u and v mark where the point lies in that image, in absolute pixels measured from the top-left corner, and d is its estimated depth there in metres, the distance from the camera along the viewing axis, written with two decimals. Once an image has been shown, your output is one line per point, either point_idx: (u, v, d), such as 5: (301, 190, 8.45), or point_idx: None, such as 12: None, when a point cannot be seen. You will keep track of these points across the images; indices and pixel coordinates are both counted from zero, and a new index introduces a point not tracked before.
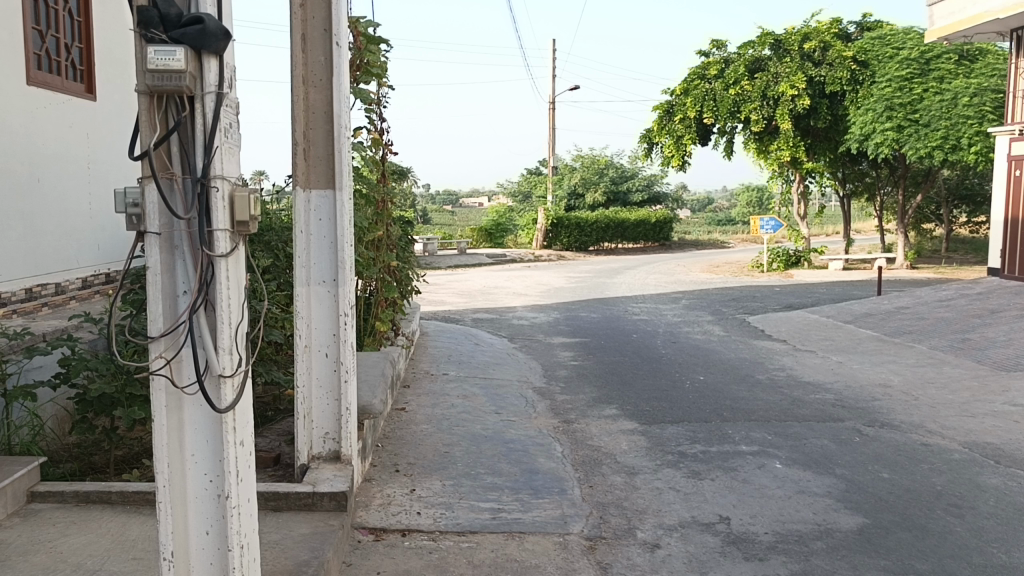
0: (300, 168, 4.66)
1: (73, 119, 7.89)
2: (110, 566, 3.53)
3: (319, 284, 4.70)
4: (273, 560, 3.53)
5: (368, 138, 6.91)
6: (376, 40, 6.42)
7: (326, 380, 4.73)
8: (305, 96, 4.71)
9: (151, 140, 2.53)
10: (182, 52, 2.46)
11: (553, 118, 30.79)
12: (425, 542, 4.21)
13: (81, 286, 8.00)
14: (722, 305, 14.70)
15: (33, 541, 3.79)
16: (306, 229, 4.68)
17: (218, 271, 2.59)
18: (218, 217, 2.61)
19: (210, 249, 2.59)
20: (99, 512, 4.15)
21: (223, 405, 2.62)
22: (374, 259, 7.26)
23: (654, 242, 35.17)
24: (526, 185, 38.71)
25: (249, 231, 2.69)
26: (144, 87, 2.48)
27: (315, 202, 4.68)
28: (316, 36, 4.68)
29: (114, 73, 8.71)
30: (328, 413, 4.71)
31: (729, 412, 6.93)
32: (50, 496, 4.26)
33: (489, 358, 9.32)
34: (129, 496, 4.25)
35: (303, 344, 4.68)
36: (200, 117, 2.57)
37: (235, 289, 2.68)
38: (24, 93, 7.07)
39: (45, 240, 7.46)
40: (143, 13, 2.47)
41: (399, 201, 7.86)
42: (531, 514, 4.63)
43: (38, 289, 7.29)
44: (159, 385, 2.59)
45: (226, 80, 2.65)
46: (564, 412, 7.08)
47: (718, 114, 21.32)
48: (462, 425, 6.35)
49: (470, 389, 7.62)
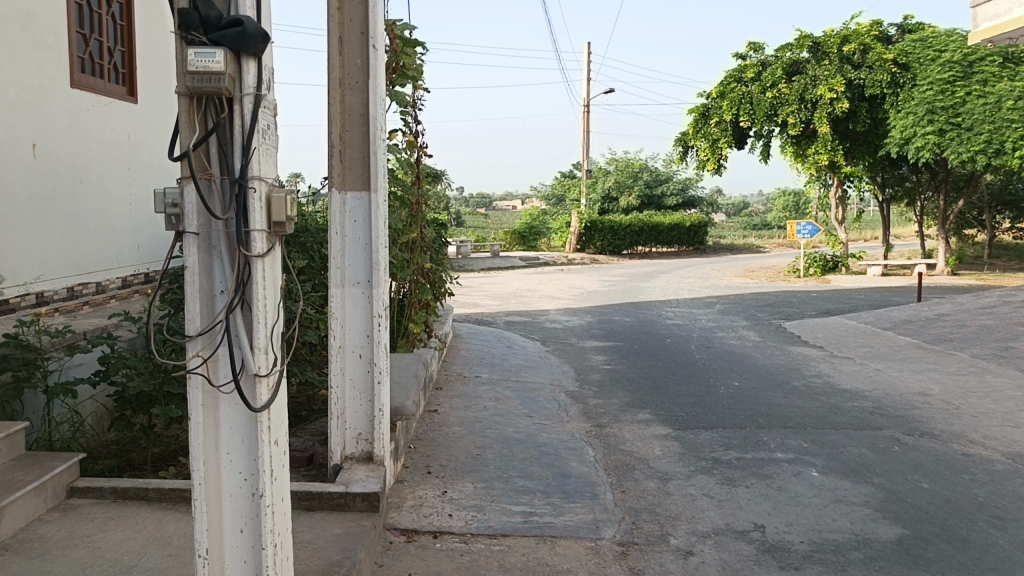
0: (336, 169, 4.69)
1: (116, 122, 8.05)
2: (146, 563, 3.57)
3: (354, 285, 4.73)
4: (306, 559, 3.55)
5: (403, 140, 6.94)
6: (412, 42, 6.46)
7: (360, 381, 4.75)
8: (342, 99, 4.76)
9: (191, 141, 2.56)
10: (222, 54, 2.49)
11: (587, 122, 30.70)
12: (457, 544, 4.21)
13: (121, 285, 8.17)
14: (758, 310, 14.53)
15: (72, 536, 3.85)
16: (341, 230, 4.70)
17: (254, 271, 2.62)
18: (255, 217, 2.62)
19: (247, 248, 2.62)
20: (137, 508, 4.21)
21: (259, 405, 2.64)
22: (408, 261, 7.30)
23: (688, 246, 34.93)
24: (559, 188, 38.65)
25: (285, 231, 2.70)
26: (184, 88, 2.51)
27: (351, 204, 4.71)
28: (354, 39, 4.70)
29: (155, 76, 8.86)
30: (362, 414, 4.73)
31: (765, 419, 6.85)
32: (89, 492, 4.33)
33: (522, 362, 9.29)
34: (166, 494, 4.30)
35: (337, 344, 4.70)
36: (239, 119, 2.60)
37: (272, 289, 2.70)
38: (69, 96, 7.24)
39: (88, 242, 7.61)
40: (184, 16, 2.50)
41: (434, 204, 7.89)
42: (563, 518, 4.61)
43: (80, 288, 7.47)
44: (196, 383, 2.61)
45: (265, 83, 2.67)
46: (596, 416, 7.04)
47: (755, 116, 21.08)
48: (495, 428, 6.35)
49: (502, 392, 7.62)
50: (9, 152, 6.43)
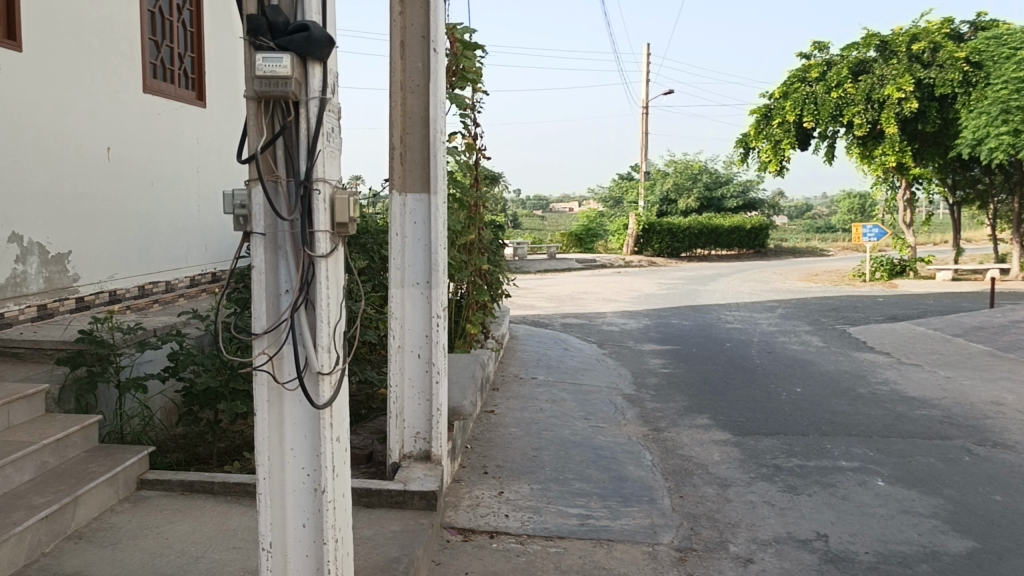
0: (397, 171, 4.75)
1: (186, 125, 8.30)
2: (212, 554, 3.67)
3: (413, 285, 4.78)
4: (365, 555, 3.60)
5: (462, 143, 6.99)
6: (473, 45, 6.49)
7: (419, 381, 4.81)
8: (403, 102, 4.82)
9: (258, 144, 2.63)
10: (289, 59, 2.55)
11: (646, 124, 30.46)
12: (513, 545, 4.22)
13: (189, 284, 8.42)
14: (821, 315, 14.20)
15: (142, 526, 3.98)
16: (401, 231, 4.76)
17: (318, 271, 2.67)
18: (319, 218, 2.67)
19: (311, 249, 2.67)
20: (203, 501, 4.33)
21: (322, 402, 2.69)
22: (465, 262, 7.35)
23: (749, 249, 34.35)
24: (617, 190, 38.43)
25: (348, 232, 2.75)
26: (252, 92, 2.58)
27: (411, 206, 4.76)
28: (415, 43, 4.76)
29: (224, 81, 9.11)
30: (420, 414, 4.78)
31: (828, 426, 6.69)
32: (158, 484, 4.47)
33: (579, 364, 9.27)
34: (231, 487, 4.41)
35: (397, 344, 4.76)
36: (304, 122, 2.65)
37: (335, 289, 2.75)
38: (141, 100, 7.49)
39: (159, 242, 7.86)
40: (252, 22, 2.55)
41: (492, 206, 7.93)
42: (620, 522, 4.58)
43: (150, 286, 7.71)
44: (261, 380, 2.68)
45: (330, 86, 2.72)
46: (654, 420, 6.98)
47: (819, 117, 20.63)
48: (552, 430, 6.35)
49: (559, 394, 7.60)
50: (85, 155, 6.68)
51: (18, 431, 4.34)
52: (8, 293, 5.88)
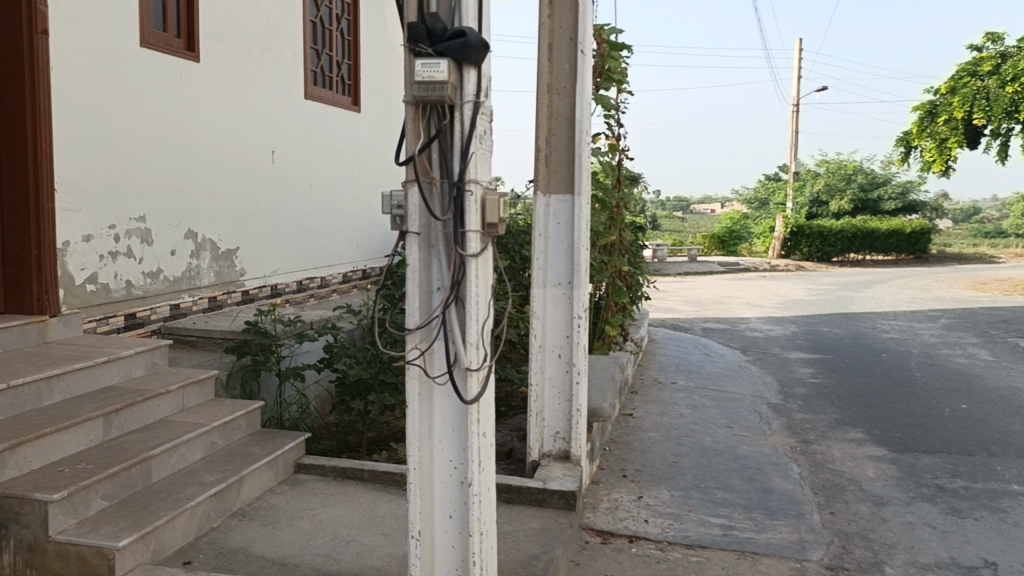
0: (541, 173, 4.80)
1: (342, 129, 8.72)
2: (362, 538, 3.85)
3: (556, 286, 4.81)
4: (506, 550, 3.67)
5: (606, 144, 6.97)
6: (619, 46, 6.46)
7: (559, 381, 4.84)
8: (549, 104, 4.85)
9: (415, 147, 2.73)
10: (446, 64, 2.63)
11: (796, 122, 29.26)
12: (653, 551, 4.17)
13: (342, 280, 8.84)
14: (991, 326, 13.15)
15: (299, 508, 4.22)
16: (545, 232, 4.80)
17: (469, 270, 2.73)
18: (471, 219, 2.74)
19: (462, 248, 2.74)
20: (354, 488, 4.54)
21: (470, 397, 2.76)
22: (607, 263, 7.32)
23: (908, 255, 32.29)
24: (763, 192, 37.13)
25: (498, 232, 2.80)
26: (411, 97, 2.69)
27: (555, 207, 4.80)
28: (563, 45, 4.79)
29: (378, 86, 9.50)
30: (560, 413, 4.81)
31: (999, 447, 6.19)
32: (313, 469, 4.73)
33: (722, 370, 9.03)
34: (379, 476, 4.60)
35: (539, 343, 4.80)
36: (459, 125, 2.73)
37: (484, 288, 2.81)
38: (302, 106, 7.93)
39: (315, 239, 8.30)
40: (413, 29, 2.67)
41: (635, 208, 7.85)
42: (765, 535, 4.43)
43: (307, 282, 8.14)
44: (413, 373, 2.79)
45: (484, 90, 2.78)
46: (802, 431, 6.69)
47: (991, 113, 19.11)
48: (693, 437, 6.22)
49: (700, 400, 7.44)
50: (252, 158, 7.16)
51: (191, 414, 4.70)
52: (184, 285, 6.39)
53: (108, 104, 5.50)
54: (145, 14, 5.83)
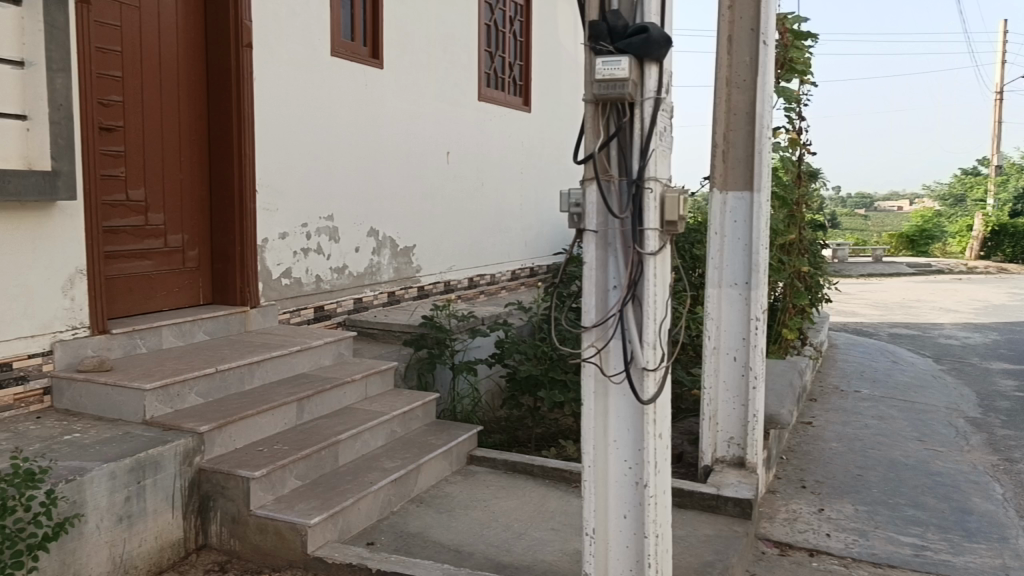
0: (718, 169, 4.66)
1: (514, 130, 8.89)
2: (533, 532, 3.90)
3: (731, 286, 4.66)
4: (679, 555, 3.60)
5: (786, 138, 6.67)
6: (803, 35, 6.16)
7: (734, 385, 4.68)
8: (728, 98, 4.70)
9: (595, 144, 2.73)
10: (627, 61, 2.61)
11: (999, 111, 26.73)
12: (835, 567, 3.95)
13: (512, 278, 9.01)
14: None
15: (473, 498, 4.35)
16: (721, 230, 4.66)
17: (646, 268, 2.70)
18: (650, 217, 2.70)
19: (640, 246, 2.70)
20: (524, 482, 4.62)
21: (646, 397, 2.72)
22: (784, 264, 7.01)
23: None
24: (959, 187, 34.21)
25: (677, 230, 2.74)
26: (591, 95, 2.68)
27: (732, 204, 4.65)
28: (743, 36, 4.62)
29: (548, 86, 9.61)
30: (735, 418, 4.67)
31: None
32: (485, 461, 4.85)
33: (911, 379, 8.41)
34: (549, 471, 4.64)
35: (713, 345, 4.67)
36: (638, 123, 2.70)
37: (662, 288, 2.77)
38: (476, 108, 8.16)
39: (487, 238, 8.51)
40: (595, 28, 2.67)
41: (815, 205, 7.47)
42: (964, 559, 4.08)
43: (479, 278, 8.36)
44: (589, 371, 2.80)
45: (665, 86, 2.74)
46: (1006, 449, 6.11)
47: None
48: (879, 449, 5.83)
49: (887, 411, 6.96)
50: (429, 159, 7.45)
51: (373, 402, 4.96)
52: (367, 281, 6.74)
53: (303, 111, 5.91)
54: (336, 25, 6.21)
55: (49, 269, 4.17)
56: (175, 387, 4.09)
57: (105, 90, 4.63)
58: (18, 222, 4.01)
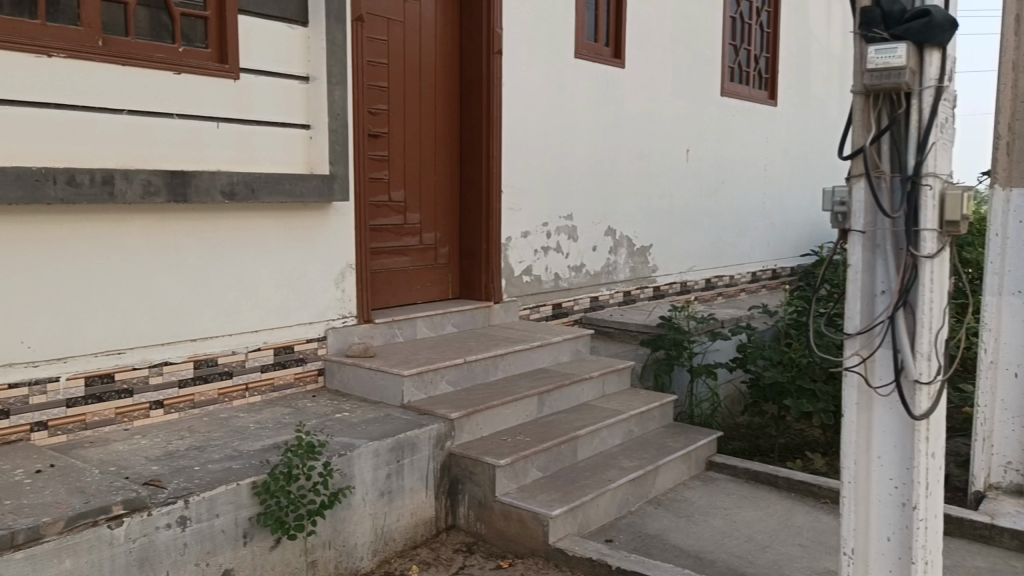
0: (1002, 163, 4.18)
1: (757, 125, 8.55)
2: (779, 546, 3.75)
3: (1013, 294, 4.20)
4: None
5: None
6: None
7: (1015, 404, 4.23)
8: (1015, 83, 4.19)
9: (865, 139, 2.54)
10: (905, 48, 2.42)
11: None
12: None
13: (751, 279, 8.67)
14: None
15: (712, 505, 4.25)
16: (1002, 231, 4.19)
17: (922, 273, 2.48)
18: (927, 216, 2.47)
19: (915, 249, 2.49)
20: (767, 492, 4.44)
21: (918, 413, 2.51)
22: None
23: None
24: None
25: (959, 231, 2.49)
26: (862, 86, 2.51)
27: (1018, 202, 4.15)
28: None
29: (796, 78, 9.13)
30: (1015, 442, 4.24)
31: None
32: (725, 468, 4.72)
33: None
34: (795, 485, 4.44)
35: (989, 359, 4.25)
36: (916, 114, 2.48)
37: (939, 294, 2.52)
38: (718, 104, 7.95)
39: (727, 238, 8.26)
40: (866, 14, 2.50)
41: None
42: None
43: (717, 279, 8.14)
44: (852, 381, 2.63)
45: (948, 73, 2.50)
46: None
47: None
48: None
49: None
50: (669, 158, 7.37)
51: (611, 400, 5.00)
52: (603, 279, 6.79)
53: (547, 113, 6.07)
54: (581, 27, 6.31)
55: (325, 263, 4.64)
56: (429, 374, 4.38)
57: (374, 99, 5.05)
58: (302, 221, 4.49)
